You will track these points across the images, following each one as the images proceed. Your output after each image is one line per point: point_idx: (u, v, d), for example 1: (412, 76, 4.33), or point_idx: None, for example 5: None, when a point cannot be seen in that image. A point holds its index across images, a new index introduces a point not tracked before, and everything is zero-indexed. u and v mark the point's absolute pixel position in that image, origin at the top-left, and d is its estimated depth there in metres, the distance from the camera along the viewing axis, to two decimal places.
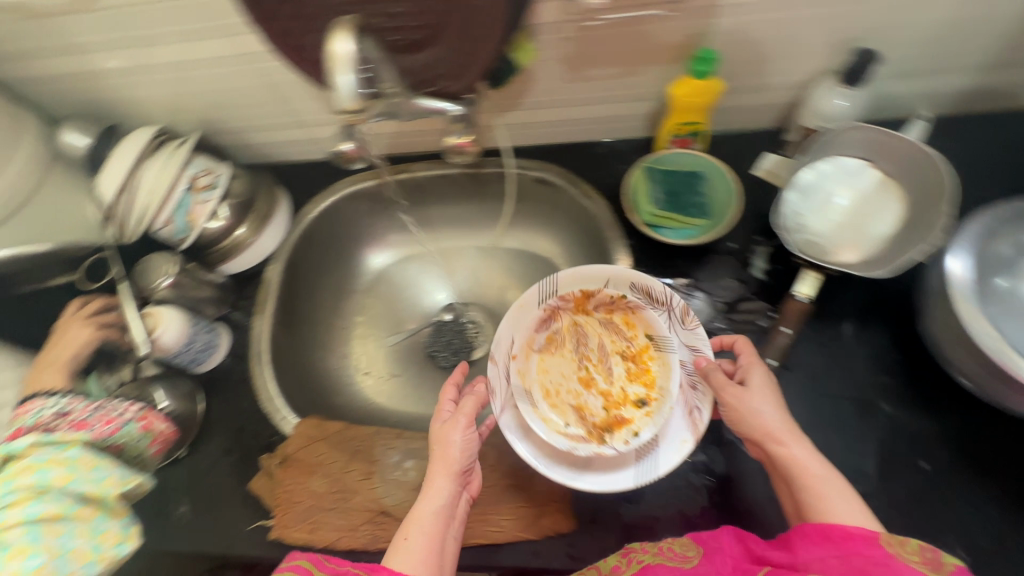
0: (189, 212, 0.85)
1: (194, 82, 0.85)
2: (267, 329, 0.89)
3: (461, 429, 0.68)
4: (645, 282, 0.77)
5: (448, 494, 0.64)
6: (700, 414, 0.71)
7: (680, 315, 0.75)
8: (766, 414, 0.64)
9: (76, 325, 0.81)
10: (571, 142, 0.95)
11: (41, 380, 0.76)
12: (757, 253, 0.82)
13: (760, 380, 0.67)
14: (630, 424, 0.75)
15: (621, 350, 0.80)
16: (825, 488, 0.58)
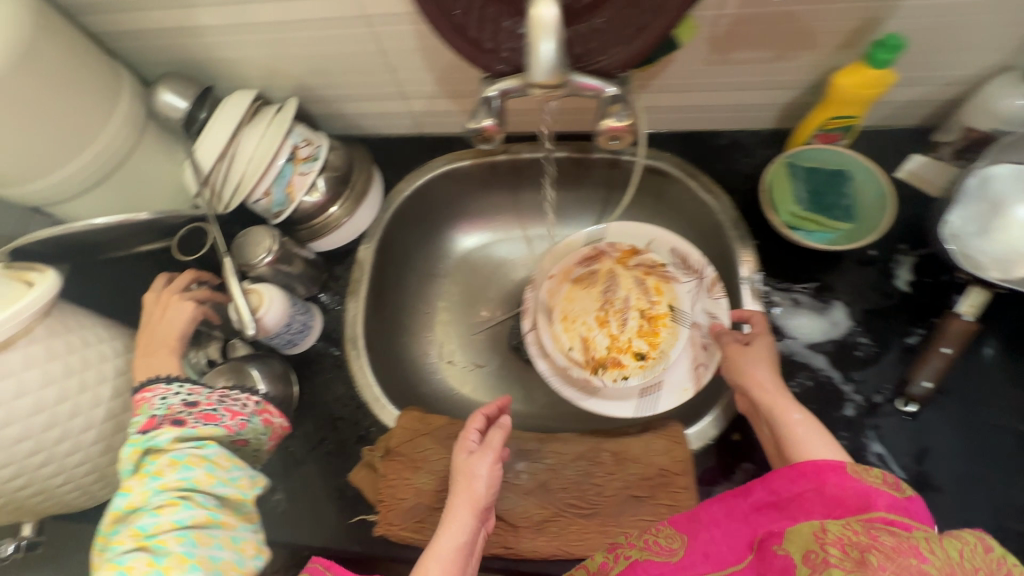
0: (288, 184, 0.80)
1: (299, 44, 0.79)
2: (361, 312, 0.85)
3: (489, 463, 0.63)
4: (685, 250, 0.84)
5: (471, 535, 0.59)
6: (704, 370, 0.78)
7: (708, 284, 0.82)
8: (759, 371, 0.67)
9: (180, 301, 0.73)
10: (688, 130, 0.88)
11: (150, 363, 0.67)
12: (901, 264, 0.75)
13: (762, 347, 0.69)
14: (624, 368, 0.80)
15: (642, 308, 0.84)
16: (812, 447, 0.59)
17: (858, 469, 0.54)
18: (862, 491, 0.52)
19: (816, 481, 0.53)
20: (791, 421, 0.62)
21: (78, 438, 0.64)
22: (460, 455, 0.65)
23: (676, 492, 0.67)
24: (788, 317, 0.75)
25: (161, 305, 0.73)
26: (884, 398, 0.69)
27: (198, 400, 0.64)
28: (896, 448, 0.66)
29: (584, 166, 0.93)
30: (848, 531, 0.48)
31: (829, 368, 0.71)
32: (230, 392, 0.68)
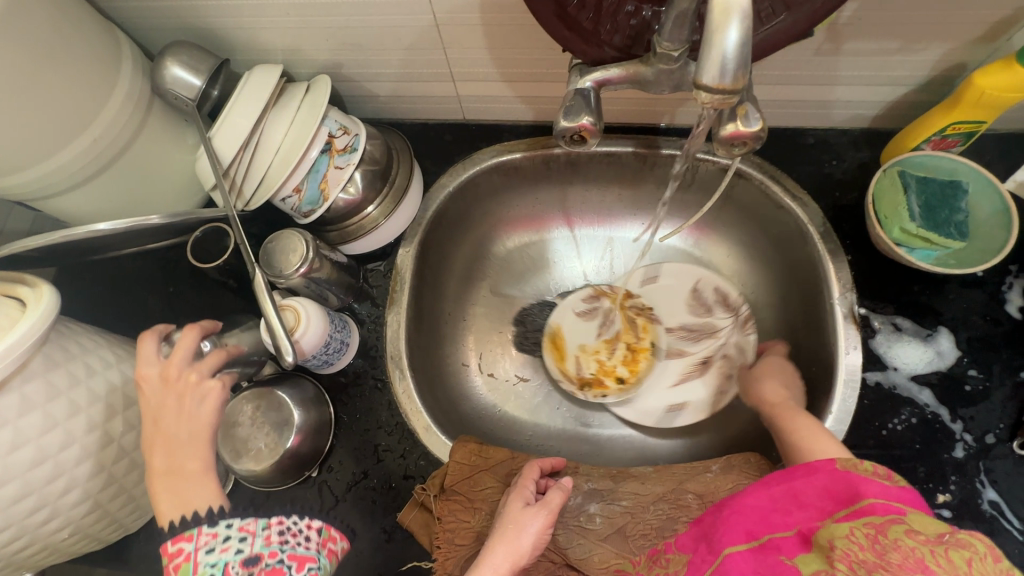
0: (321, 179, 0.69)
1: (336, 13, 0.67)
2: (403, 326, 0.74)
3: (541, 524, 0.55)
4: (725, 290, 0.86)
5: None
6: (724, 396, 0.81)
7: (742, 321, 0.84)
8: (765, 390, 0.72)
9: (199, 386, 0.56)
10: (769, 127, 0.79)
11: (178, 487, 0.52)
12: (1012, 286, 0.68)
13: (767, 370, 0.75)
14: (607, 389, 0.84)
15: (628, 339, 0.87)
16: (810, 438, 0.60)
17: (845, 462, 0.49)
18: (849, 481, 0.46)
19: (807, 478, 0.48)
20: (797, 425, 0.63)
21: (87, 483, 0.55)
22: (516, 506, 0.56)
23: None
24: (889, 344, 0.68)
25: (177, 397, 0.55)
26: (998, 439, 0.62)
27: (258, 551, 0.51)
28: (1012, 495, 0.60)
29: (647, 164, 0.83)
30: (859, 540, 0.41)
31: (935, 404, 0.64)
32: (289, 520, 0.56)
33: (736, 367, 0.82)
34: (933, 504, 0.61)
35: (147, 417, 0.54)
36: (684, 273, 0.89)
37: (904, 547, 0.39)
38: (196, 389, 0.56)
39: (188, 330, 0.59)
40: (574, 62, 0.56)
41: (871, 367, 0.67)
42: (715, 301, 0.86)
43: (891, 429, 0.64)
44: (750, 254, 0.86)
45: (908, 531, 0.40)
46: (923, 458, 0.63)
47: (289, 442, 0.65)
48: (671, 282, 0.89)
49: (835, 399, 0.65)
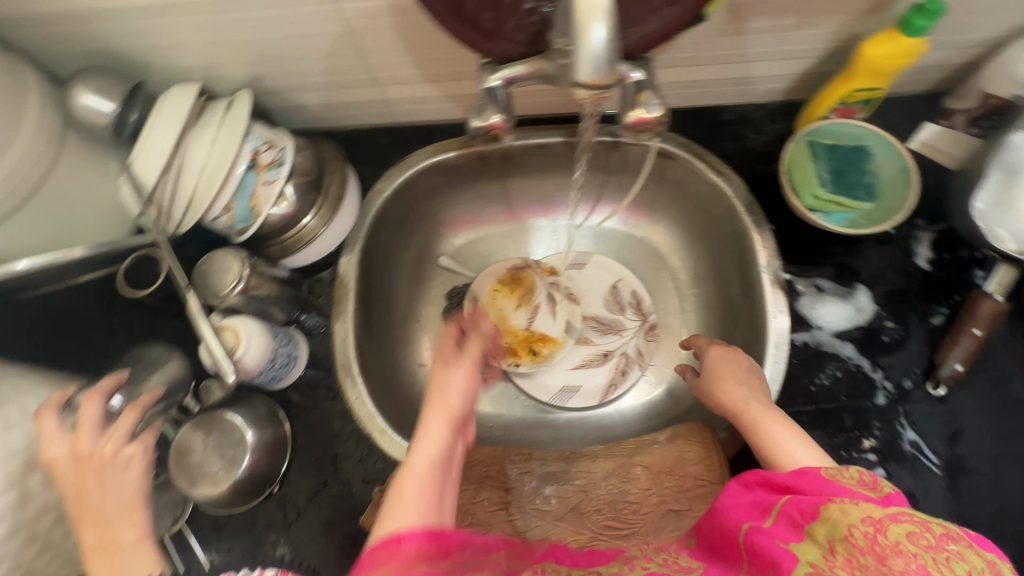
0: (251, 196, 0.69)
1: (247, 28, 0.66)
2: (351, 334, 0.75)
3: (465, 373, 0.52)
4: (641, 295, 0.91)
5: (445, 481, 0.46)
6: (615, 389, 0.87)
7: (648, 329, 0.90)
8: (721, 387, 0.62)
9: (117, 457, 0.55)
10: (691, 107, 0.82)
11: (112, 561, 0.50)
12: (920, 240, 0.73)
13: (716, 362, 0.65)
14: (520, 357, 0.88)
15: (546, 314, 0.91)
16: (786, 444, 0.52)
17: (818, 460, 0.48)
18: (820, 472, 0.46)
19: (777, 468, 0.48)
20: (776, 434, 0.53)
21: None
22: (438, 366, 0.53)
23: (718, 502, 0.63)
24: (813, 305, 0.72)
25: (93, 470, 0.53)
26: (914, 383, 0.67)
27: None
28: (929, 433, 0.65)
29: (580, 150, 0.85)
30: (858, 539, 0.39)
31: (857, 356, 0.69)
32: None
33: (634, 365, 0.88)
34: (860, 449, 0.65)
35: (67, 494, 0.53)
36: (607, 270, 0.94)
37: (906, 554, 0.37)
38: (114, 460, 0.55)
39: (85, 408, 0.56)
40: (483, 61, 0.57)
41: (798, 328, 0.71)
42: (629, 301, 0.92)
43: (819, 384, 0.68)
44: (685, 229, 0.89)
45: (910, 533, 0.38)
46: (849, 408, 0.67)
47: (242, 464, 0.65)
48: (594, 273, 0.94)
49: (767, 361, 0.69)
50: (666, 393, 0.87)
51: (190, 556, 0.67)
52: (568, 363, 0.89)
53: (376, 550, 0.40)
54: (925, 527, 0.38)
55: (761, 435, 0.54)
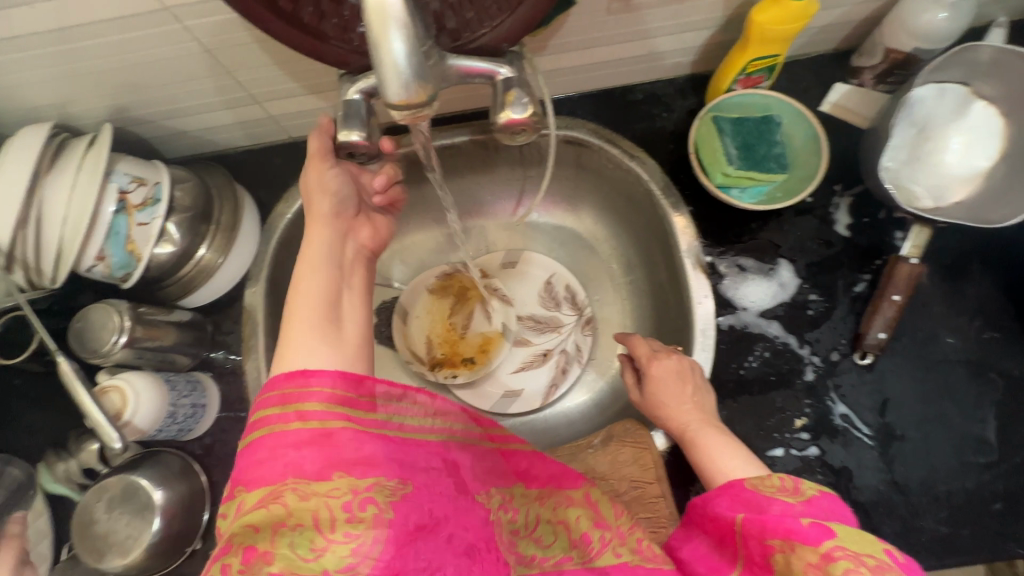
0: (126, 240, 0.63)
1: (90, 59, 0.60)
2: (263, 371, 0.71)
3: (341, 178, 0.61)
4: (575, 289, 0.89)
5: (336, 292, 0.56)
6: (556, 389, 0.84)
7: (584, 323, 0.87)
8: (669, 407, 0.63)
9: None
10: (599, 90, 0.78)
11: None
12: (838, 206, 0.71)
13: (662, 379, 0.64)
14: (457, 366, 0.86)
15: (478, 319, 0.89)
16: (724, 462, 0.56)
17: (759, 480, 0.52)
18: (758, 499, 0.50)
19: (723, 499, 0.52)
20: (720, 450, 0.57)
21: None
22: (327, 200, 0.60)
23: (653, 503, 0.62)
24: (736, 286, 0.69)
25: None
26: (841, 354, 0.66)
27: None
28: (859, 405, 0.64)
29: (491, 146, 0.81)
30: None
31: (784, 334, 0.67)
32: None
33: (573, 361, 0.86)
34: (792, 429, 0.64)
35: None
36: (539, 266, 0.91)
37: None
38: None
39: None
40: (342, 72, 0.53)
41: (723, 311, 0.69)
42: (564, 297, 0.89)
43: (748, 367, 0.66)
44: (611, 214, 0.86)
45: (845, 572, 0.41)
46: (779, 388, 0.65)
47: (153, 525, 0.61)
48: (528, 270, 0.91)
49: (695, 349, 0.66)
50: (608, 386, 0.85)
51: None
52: (507, 367, 0.87)
53: (285, 379, 0.45)
54: (861, 562, 0.41)
55: (703, 454, 0.58)
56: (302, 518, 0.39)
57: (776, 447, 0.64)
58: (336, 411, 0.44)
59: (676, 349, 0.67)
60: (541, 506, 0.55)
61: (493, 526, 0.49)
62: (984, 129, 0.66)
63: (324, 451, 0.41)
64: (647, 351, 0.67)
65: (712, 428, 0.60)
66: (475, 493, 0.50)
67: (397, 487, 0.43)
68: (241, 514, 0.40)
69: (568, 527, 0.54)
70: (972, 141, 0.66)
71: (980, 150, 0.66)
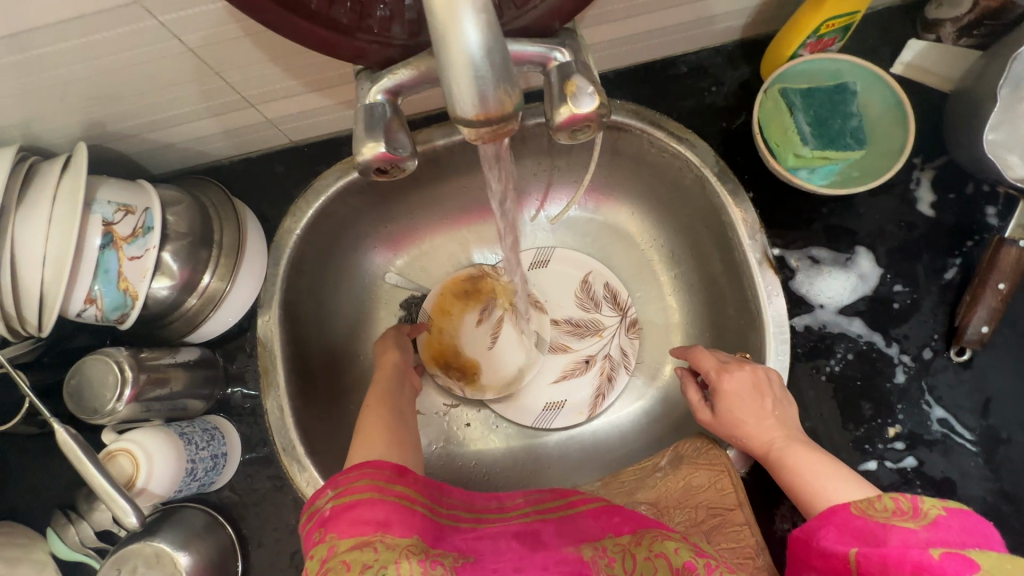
0: (118, 278, 0.55)
1: (53, 69, 0.50)
2: (287, 409, 0.64)
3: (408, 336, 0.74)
4: (616, 287, 0.81)
5: (400, 415, 0.60)
6: (603, 399, 0.77)
7: (628, 324, 0.80)
8: (747, 425, 0.55)
9: None
10: (637, 64, 0.69)
11: None
12: (920, 182, 0.63)
13: (735, 393, 0.56)
14: (492, 381, 0.79)
15: (512, 327, 0.81)
16: (823, 483, 0.49)
17: (865, 503, 0.45)
18: (871, 528, 0.43)
19: (827, 531, 0.45)
20: (815, 471, 0.50)
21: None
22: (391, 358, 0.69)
23: (736, 532, 0.56)
24: (811, 281, 0.61)
25: None
26: (935, 352, 0.59)
27: None
28: (957, 407, 0.57)
29: (518, 137, 0.72)
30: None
31: (868, 332, 0.60)
32: None
33: (619, 367, 0.79)
34: (885, 439, 0.57)
35: None
36: (574, 264, 0.83)
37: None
38: None
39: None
40: (357, 67, 0.44)
41: (797, 311, 0.61)
42: (604, 296, 0.81)
43: (830, 372, 0.59)
44: (651, 203, 0.77)
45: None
46: (866, 394, 0.58)
47: None
48: (561, 270, 0.83)
49: (771, 356, 0.59)
50: (659, 392, 0.78)
51: None
52: (546, 377, 0.80)
53: (389, 466, 0.46)
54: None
55: (793, 475, 0.51)
56: (384, 564, 0.38)
57: (868, 460, 0.57)
58: (414, 492, 0.46)
59: (745, 358, 0.59)
60: (635, 548, 0.46)
61: (586, 562, 0.45)
62: None
63: (402, 517, 0.43)
64: (713, 362, 0.59)
65: (801, 445, 0.53)
66: (559, 547, 0.46)
67: (467, 557, 0.43)
68: (329, 558, 0.40)
69: (668, 562, 0.44)
70: None
71: None
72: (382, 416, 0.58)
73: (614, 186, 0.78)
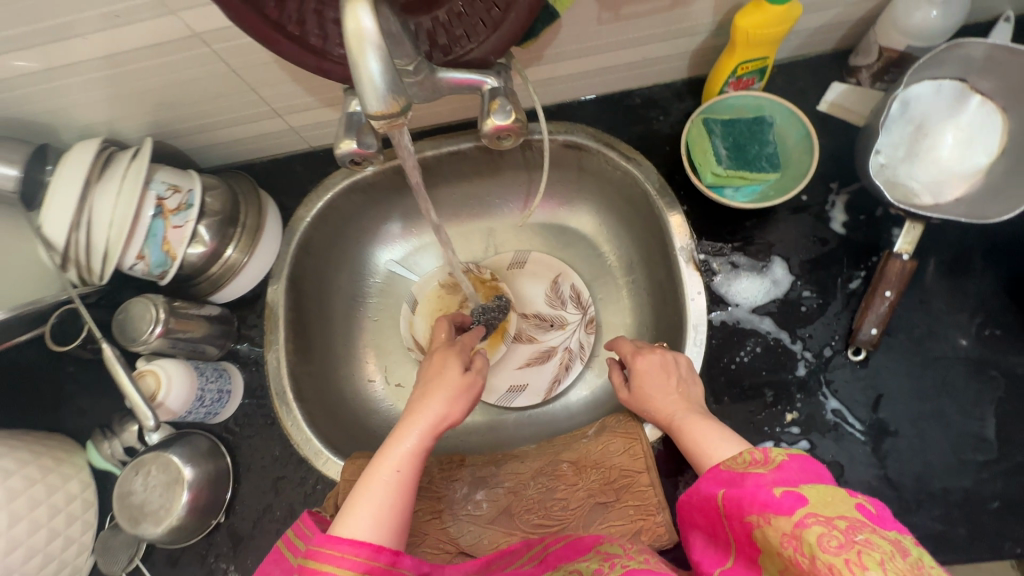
0: (163, 241, 0.71)
1: (135, 80, 0.67)
2: (283, 361, 0.77)
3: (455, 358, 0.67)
4: (580, 288, 0.91)
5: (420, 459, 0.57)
6: (559, 385, 0.87)
7: (588, 321, 0.90)
8: (655, 397, 0.64)
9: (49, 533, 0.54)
10: (598, 95, 0.81)
11: None
12: (835, 204, 0.71)
13: (645, 371, 0.66)
14: None
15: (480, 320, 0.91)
16: (712, 441, 0.55)
17: (733, 458, 0.51)
18: (734, 478, 0.48)
19: (706, 489, 0.51)
20: (701, 432, 0.57)
21: (3, 562, 0.62)
22: (450, 371, 0.65)
23: (642, 492, 0.64)
24: (729, 283, 0.71)
25: None
26: (834, 350, 0.66)
27: None
28: (851, 400, 0.64)
29: (495, 152, 0.85)
30: (777, 563, 0.42)
31: (776, 330, 0.68)
32: None
33: (576, 357, 0.88)
34: (783, 423, 0.65)
35: None
36: (546, 267, 0.94)
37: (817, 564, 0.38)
38: None
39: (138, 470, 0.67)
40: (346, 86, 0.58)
41: (715, 307, 0.70)
42: (569, 296, 0.92)
43: (739, 361, 0.68)
44: (611, 214, 0.88)
45: (819, 538, 0.39)
46: (770, 382, 0.67)
47: (183, 497, 0.68)
48: (534, 270, 0.94)
49: (688, 344, 0.68)
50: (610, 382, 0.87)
51: None
52: (511, 363, 0.90)
53: (363, 551, 0.48)
54: (831, 524, 0.39)
55: (689, 434, 0.58)
56: None
57: (766, 440, 0.65)
58: None
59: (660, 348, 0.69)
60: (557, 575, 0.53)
61: None
62: (973, 123, 0.66)
63: None
64: (630, 350, 0.69)
65: (695, 413, 0.61)
66: None
67: None
68: None
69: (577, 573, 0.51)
70: (958, 136, 0.66)
71: (964, 143, 0.66)
72: (407, 465, 0.56)
73: (583, 198, 0.90)
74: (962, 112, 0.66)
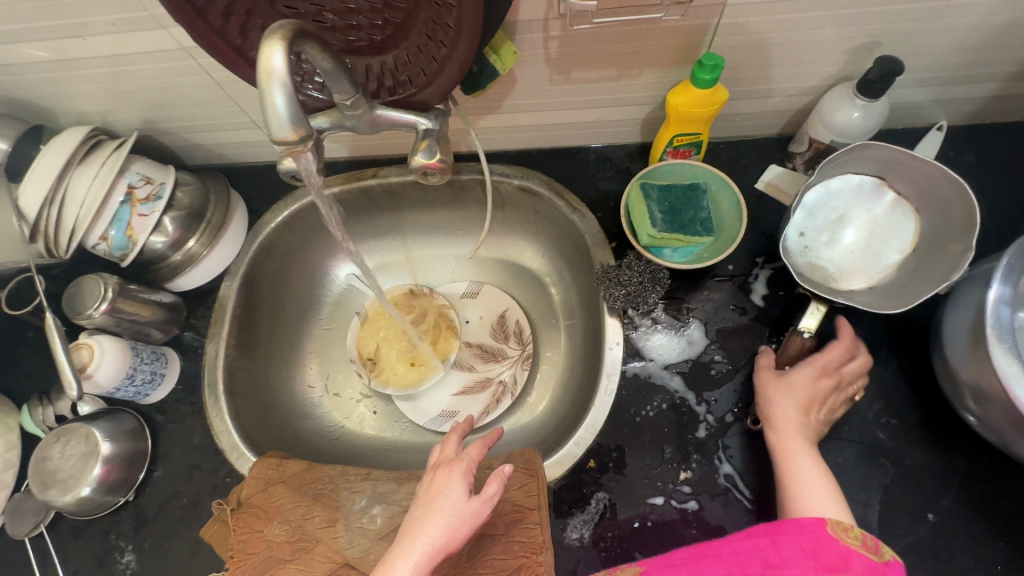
0: (127, 226, 0.76)
1: (130, 80, 0.74)
2: (221, 353, 0.81)
3: (456, 474, 0.59)
4: (524, 323, 0.95)
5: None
6: (486, 416, 0.89)
7: (526, 357, 0.92)
8: (780, 404, 0.63)
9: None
10: (557, 147, 0.87)
11: None
12: (757, 277, 0.75)
13: (805, 381, 0.64)
14: (385, 375, 0.91)
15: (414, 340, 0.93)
16: (807, 490, 0.57)
17: (837, 525, 0.49)
18: (840, 550, 0.47)
19: (802, 538, 0.48)
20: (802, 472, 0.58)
21: None
22: (453, 491, 0.58)
23: (530, 529, 0.65)
24: (646, 338, 0.74)
25: None
26: (736, 417, 0.69)
27: None
28: (744, 467, 0.67)
29: (456, 186, 0.90)
30: None
31: (684, 389, 0.71)
32: None
33: (508, 392, 0.90)
34: (676, 481, 0.67)
35: None
36: (496, 300, 0.98)
37: None
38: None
39: (64, 435, 0.72)
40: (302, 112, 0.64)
41: (631, 359, 0.74)
42: (513, 331, 0.95)
43: (644, 415, 0.71)
44: (559, 258, 0.92)
45: None
46: (670, 439, 0.69)
47: (94, 471, 0.70)
48: (486, 302, 0.98)
49: (599, 392, 0.72)
50: (535, 419, 0.88)
51: (48, 560, 0.73)
52: (447, 391, 0.93)
53: None
54: None
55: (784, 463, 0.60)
56: None
57: (657, 496, 0.67)
58: None
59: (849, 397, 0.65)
60: None
61: None
62: (884, 218, 0.70)
63: None
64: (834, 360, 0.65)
65: (805, 444, 0.61)
66: None
67: None
68: None
69: None
70: (871, 228, 0.70)
71: (874, 235, 0.70)
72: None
73: (537, 238, 0.94)
74: (875, 206, 0.71)
